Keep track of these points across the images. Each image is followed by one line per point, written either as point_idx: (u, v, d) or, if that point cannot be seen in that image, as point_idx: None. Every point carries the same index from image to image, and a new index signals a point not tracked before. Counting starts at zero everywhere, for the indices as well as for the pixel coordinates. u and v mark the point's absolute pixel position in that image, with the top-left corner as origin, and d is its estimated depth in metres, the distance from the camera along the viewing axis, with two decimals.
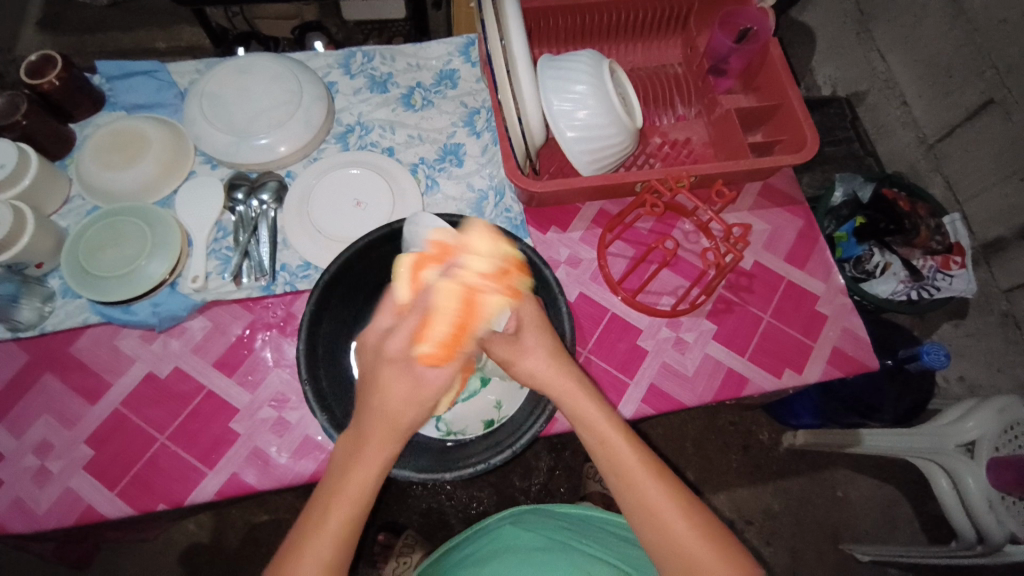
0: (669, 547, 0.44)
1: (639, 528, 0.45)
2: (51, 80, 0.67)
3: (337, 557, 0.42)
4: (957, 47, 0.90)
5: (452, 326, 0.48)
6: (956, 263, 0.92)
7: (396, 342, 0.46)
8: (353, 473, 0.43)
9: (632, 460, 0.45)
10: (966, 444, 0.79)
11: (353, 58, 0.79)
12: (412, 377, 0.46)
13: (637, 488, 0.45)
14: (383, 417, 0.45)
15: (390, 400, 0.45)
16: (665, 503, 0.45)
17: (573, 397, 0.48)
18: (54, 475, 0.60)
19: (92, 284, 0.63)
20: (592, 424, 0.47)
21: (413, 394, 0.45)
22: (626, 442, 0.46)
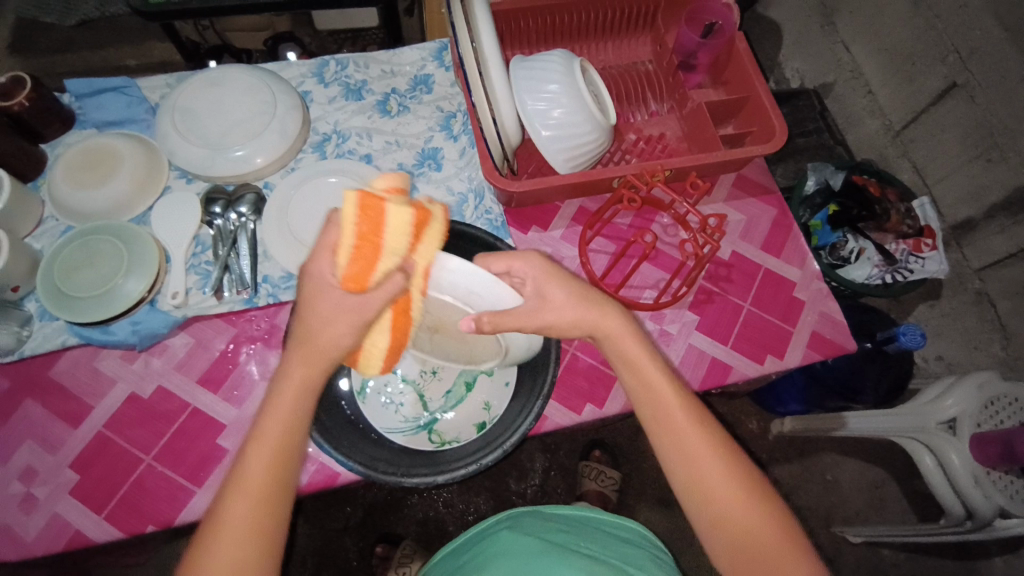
0: (713, 506, 0.46)
1: (685, 489, 0.48)
2: (21, 101, 0.66)
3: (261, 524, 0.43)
4: (919, 35, 0.93)
5: (353, 241, 0.40)
6: (927, 246, 0.94)
7: (316, 262, 0.43)
8: (272, 423, 0.44)
9: (669, 399, 0.48)
10: (947, 421, 0.81)
11: (326, 67, 0.79)
12: (327, 294, 0.43)
13: (690, 452, 0.47)
14: (307, 352, 0.44)
15: (308, 331, 0.44)
16: (699, 442, 0.47)
17: (620, 340, 0.49)
18: (41, 501, 0.59)
19: (70, 305, 0.61)
20: (653, 389, 0.49)
21: (329, 319, 0.43)
22: (681, 411, 0.48)
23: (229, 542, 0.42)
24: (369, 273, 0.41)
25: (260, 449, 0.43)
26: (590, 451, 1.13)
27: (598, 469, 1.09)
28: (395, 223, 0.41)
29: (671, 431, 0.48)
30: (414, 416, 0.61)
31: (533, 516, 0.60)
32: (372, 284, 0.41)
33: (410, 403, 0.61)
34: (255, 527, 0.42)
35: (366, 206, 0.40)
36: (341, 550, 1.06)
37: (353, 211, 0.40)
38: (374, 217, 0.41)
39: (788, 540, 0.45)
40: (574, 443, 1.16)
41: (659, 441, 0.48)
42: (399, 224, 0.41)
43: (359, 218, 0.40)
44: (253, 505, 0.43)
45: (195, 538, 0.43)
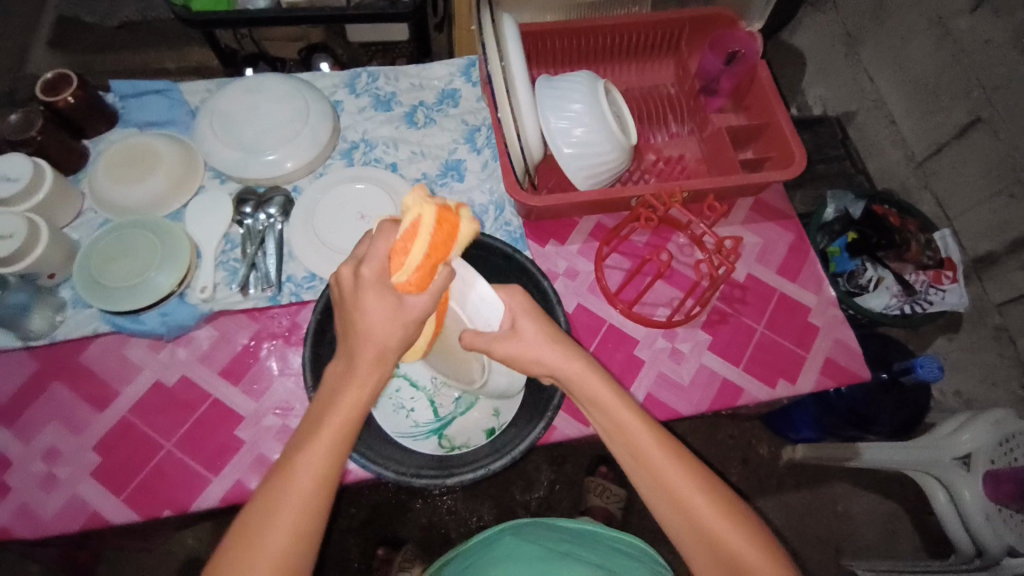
0: (706, 548, 0.44)
1: (683, 539, 0.45)
2: (67, 97, 0.70)
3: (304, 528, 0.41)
4: (944, 67, 0.93)
5: (425, 249, 0.45)
6: (948, 278, 0.94)
7: (370, 266, 0.45)
8: (331, 418, 0.43)
9: (642, 434, 0.46)
10: (962, 457, 0.80)
11: (358, 78, 0.82)
12: (392, 298, 0.45)
13: (674, 492, 0.45)
14: (371, 348, 0.44)
15: (371, 326, 0.44)
16: (683, 480, 0.45)
17: (583, 377, 0.48)
18: (63, 480, 0.61)
19: (104, 294, 0.64)
20: (626, 428, 0.47)
21: (393, 318, 0.45)
22: (659, 449, 0.45)
23: (273, 540, 0.40)
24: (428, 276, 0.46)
25: (316, 447, 0.42)
26: (596, 467, 1.13)
27: (603, 485, 1.08)
28: (461, 238, 0.48)
29: (651, 471, 0.45)
30: (425, 421, 0.62)
31: (536, 526, 0.60)
32: (437, 285, 0.47)
33: (421, 408, 0.63)
34: (299, 531, 0.41)
35: (442, 220, 0.47)
36: (343, 550, 1.07)
37: (431, 222, 0.46)
38: (449, 228, 0.47)
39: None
40: (580, 457, 1.16)
41: (642, 482, 0.46)
42: (466, 236, 0.48)
43: (434, 228, 0.46)
44: (300, 504, 0.41)
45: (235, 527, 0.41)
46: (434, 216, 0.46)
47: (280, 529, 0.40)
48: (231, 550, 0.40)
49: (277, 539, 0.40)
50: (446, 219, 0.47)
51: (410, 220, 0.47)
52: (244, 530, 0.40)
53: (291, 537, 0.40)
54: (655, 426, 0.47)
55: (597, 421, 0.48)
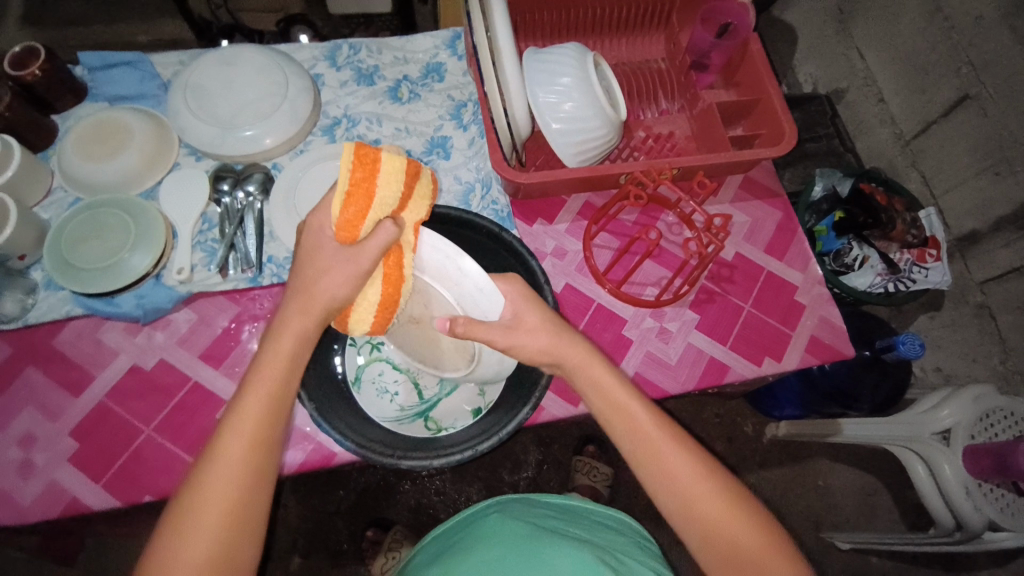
0: (696, 521, 0.46)
1: (672, 509, 0.47)
2: (34, 71, 0.66)
3: (259, 460, 0.43)
4: (934, 44, 0.92)
5: (351, 188, 0.46)
6: (931, 256, 0.95)
7: (321, 214, 0.48)
8: (270, 360, 0.45)
9: (632, 410, 0.49)
10: (941, 432, 0.82)
11: (338, 51, 0.79)
12: (333, 241, 0.47)
13: (668, 466, 0.47)
14: (304, 298, 0.47)
15: (312, 279, 0.47)
16: (670, 450, 0.47)
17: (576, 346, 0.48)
18: (39, 467, 0.60)
19: (77, 276, 0.62)
20: (617, 403, 0.49)
21: (341, 264, 0.47)
22: (654, 425, 0.48)
23: (228, 471, 0.42)
24: (360, 221, 0.47)
25: (259, 386, 0.44)
26: (584, 446, 1.14)
27: (592, 464, 1.09)
28: (387, 173, 0.47)
29: (647, 446, 0.48)
30: (410, 405, 0.61)
31: (521, 503, 0.60)
32: (378, 241, 0.47)
33: (405, 392, 0.62)
34: (254, 463, 0.43)
35: (363, 157, 0.46)
36: (333, 532, 1.07)
37: (349, 161, 0.46)
38: (370, 166, 0.46)
39: (776, 549, 0.44)
40: (568, 438, 1.17)
41: (637, 461, 0.48)
42: (392, 174, 0.47)
43: (354, 166, 0.46)
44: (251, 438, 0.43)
45: (193, 470, 0.43)
46: (353, 152, 0.46)
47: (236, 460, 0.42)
48: (187, 490, 0.42)
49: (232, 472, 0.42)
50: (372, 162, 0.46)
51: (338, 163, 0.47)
52: (200, 466, 0.43)
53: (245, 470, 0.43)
54: (652, 410, 0.49)
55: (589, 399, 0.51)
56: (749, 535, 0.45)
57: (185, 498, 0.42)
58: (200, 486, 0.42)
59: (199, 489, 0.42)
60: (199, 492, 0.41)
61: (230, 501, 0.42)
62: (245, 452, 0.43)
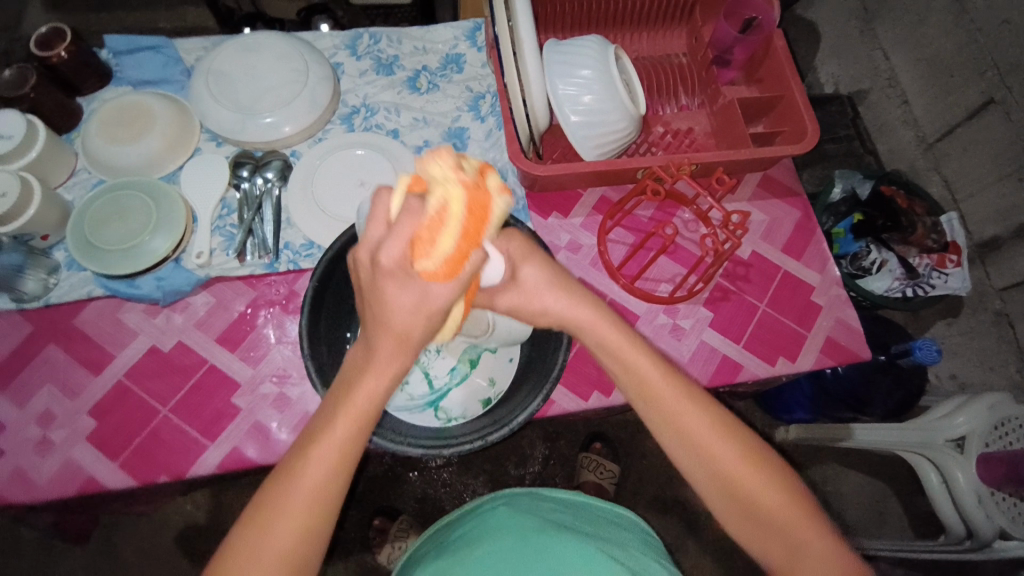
0: (736, 501, 0.43)
1: (697, 475, 0.45)
2: (59, 53, 0.67)
3: (315, 525, 0.38)
4: (960, 45, 0.90)
5: (459, 237, 0.39)
6: (952, 261, 0.93)
7: (392, 252, 0.38)
8: (349, 407, 0.39)
9: (649, 373, 0.46)
10: (956, 440, 0.80)
11: (359, 40, 0.79)
12: (417, 288, 0.39)
13: (707, 449, 0.44)
14: (391, 334, 0.40)
15: (392, 312, 0.39)
16: (690, 413, 0.45)
17: (590, 326, 0.48)
18: (57, 444, 0.61)
19: (99, 258, 0.63)
20: (632, 368, 0.47)
21: (419, 307, 0.39)
22: (669, 384, 0.46)
23: (286, 527, 0.37)
24: (460, 266, 0.40)
25: (333, 436, 0.39)
26: (591, 443, 1.14)
27: (597, 461, 1.10)
28: (494, 214, 0.41)
29: (677, 428, 0.45)
30: (420, 394, 0.62)
31: (530, 497, 0.60)
32: (467, 273, 0.40)
33: (416, 381, 0.62)
34: (312, 529, 0.38)
35: (473, 200, 0.40)
36: (339, 519, 1.08)
37: (459, 205, 0.39)
38: (479, 207, 0.40)
39: (818, 527, 0.42)
40: (575, 434, 1.17)
41: (659, 428, 0.46)
42: (499, 214, 0.42)
43: (466, 215, 0.39)
44: (311, 499, 0.38)
45: (247, 512, 0.38)
46: (460, 194, 0.40)
47: (293, 516, 0.38)
48: (242, 538, 0.38)
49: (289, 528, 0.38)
50: (476, 203, 0.40)
51: (434, 202, 0.39)
52: (255, 519, 0.38)
53: (302, 535, 0.38)
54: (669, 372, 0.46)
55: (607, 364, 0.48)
56: (791, 516, 0.42)
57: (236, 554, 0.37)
58: (253, 545, 0.37)
59: (254, 543, 0.37)
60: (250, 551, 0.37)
61: (283, 561, 0.37)
62: (306, 506, 0.38)
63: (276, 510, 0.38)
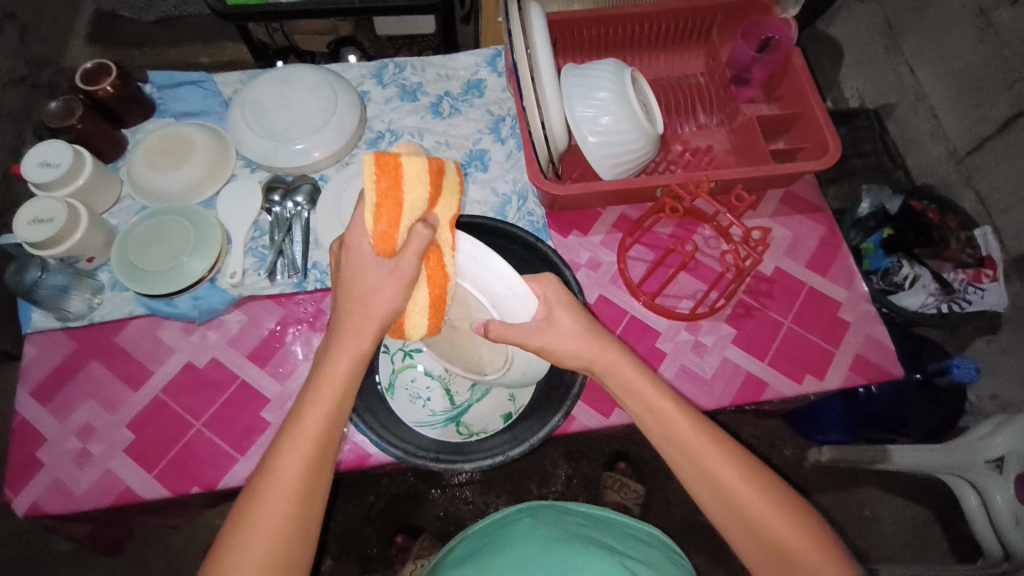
0: (759, 543, 0.45)
1: (724, 523, 0.46)
2: (106, 87, 0.72)
3: (300, 506, 0.43)
4: (987, 60, 0.89)
5: (376, 200, 0.43)
6: (988, 277, 0.90)
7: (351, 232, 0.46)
8: (322, 390, 0.45)
9: (675, 418, 0.48)
10: (996, 462, 0.77)
11: (385, 69, 0.83)
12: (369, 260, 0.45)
13: (730, 491, 0.46)
14: (356, 310, 0.46)
15: (356, 289, 0.45)
16: (716, 459, 0.46)
17: (616, 366, 0.49)
18: (96, 456, 0.64)
19: (140, 278, 0.66)
20: (660, 413, 0.48)
21: (384, 280, 0.45)
22: (694, 430, 0.47)
23: (278, 496, 0.42)
24: (394, 231, 0.44)
25: (311, 417, 0.44)
26: (615, 463, 1.13)
27: (621, 481, 1.08)
28: (411, 175, 0.44)
29: (704, 474, 0.46)
30: (441, 410, 0.62)
31: (553, 510, 0.60)
32: (406, 242, 0.44)
33: (437, 397, 0.63)
34: (306, 493, 0.43)
35: (383, 164, 0.43)
36: (363, 538, 1.09)
37: (371, 171, 0.43)
38: (393, 171, 0.44)
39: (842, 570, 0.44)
40: (599, 453, 1.15)
41: (687, 475, 0.47)
42: (415, 173, 0.45)
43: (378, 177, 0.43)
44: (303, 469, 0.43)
45: (246, 488, 0.43)
46: (373, 162, 0.43)
47: (285, 486, 0.43)
48: (242, 509, 0.42)
49: (282, 498, 0.42)
50: (393, 170, 0.44)
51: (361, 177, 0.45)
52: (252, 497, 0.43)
53: (288, 513, 0.42)
54: (696, 418, 0.48)
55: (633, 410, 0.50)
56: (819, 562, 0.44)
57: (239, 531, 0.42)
58: (254, 520, 0.42)
59: (252, 516, 0.42)
60: (251, 525, 0.42)
61: (280, 527, 0.42)
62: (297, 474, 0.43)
63: (270, 482, 0.43)
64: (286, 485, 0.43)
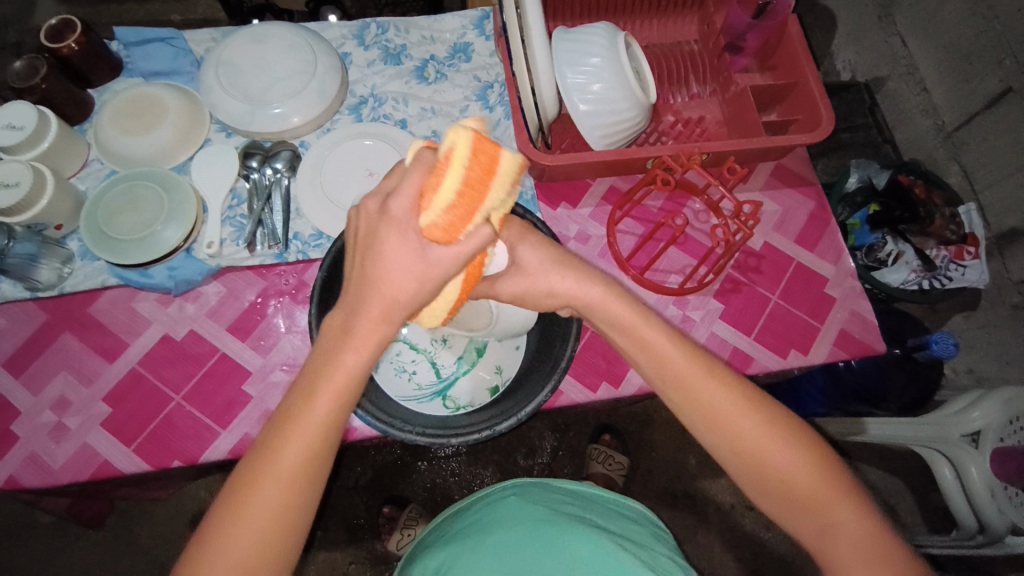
0: (767, 481, 0.43)
1: (730, 461, 0.44)
2: (71, 44, 0.67)
3: (292, 505, 0.37)
4: (979, 33, 0.88)
5: (459, 186, 0.37)
6: (970, 253, 0.91)
7: (399, 201, 0.37)
8: (330, 383, 0.37)
9: (671, 355, 0.45)
10: (970, 434, 0.79)
11: (367, 30, 0.79)
12: (414, 246, 0.37)
13: (734, 429, 0.43)
14: (378, 301, 0.37)
15: (385, 272, 0.37)
16: (718, 394, 0.44)
17: (603, 305, 0.47)
18: (72, 430, 0.62)
19: (112, 247, 0.64)
20: (658, 354, 0.45)
21: (414, 268, 0.38)
22: (693, 366, 0.45)
23: (270, 492, 0.37)
24: (462, 224, 0.38)
25: (316, 411, 0.37)
26: (600, 435, 1.14)
27: (607, 453, 1.10)
28: (504, 172, 0.38)
29: (707, 413, 0.44)
30: (428, 383, 0.62)
31: (540, 488, 0.60)
32: (469, 243, 0.38)
33: (423, 370, 0.63)
34: (290, 508, 0.37)
35: (479, 149, 0.37)
36: (350, 508, 1.10)
37: (464, 152, 0.37)
38: (487, 164, 0.38)
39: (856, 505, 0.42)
40: (584, 425, 1.17)
41: (686, 416, 0.45)
42: (508, 172, 0.38)
43: (470, 161, 0.37)
44: (290, 480, 0.37)
45: (235, 473, 0.38)
46: (469, 144, 0.37)
47: (279, 482, 0.37)
48: (228, 497, 0.37)
49: (273, 495, 0.37)
50: (488, 159, 0.38)
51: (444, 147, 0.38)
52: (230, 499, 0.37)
53: (279, 511, 0.37)
54: (694, 354, 0.45)
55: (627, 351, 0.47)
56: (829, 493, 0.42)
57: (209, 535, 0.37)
58: (243, 510, 0.37)
59: (240, 509, 0.37)
60: (239, 514, 0.37)
61: (269, 525, 0.37)
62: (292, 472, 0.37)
63: (263, 475, 0.37)
64: (281, 480, 0.37)
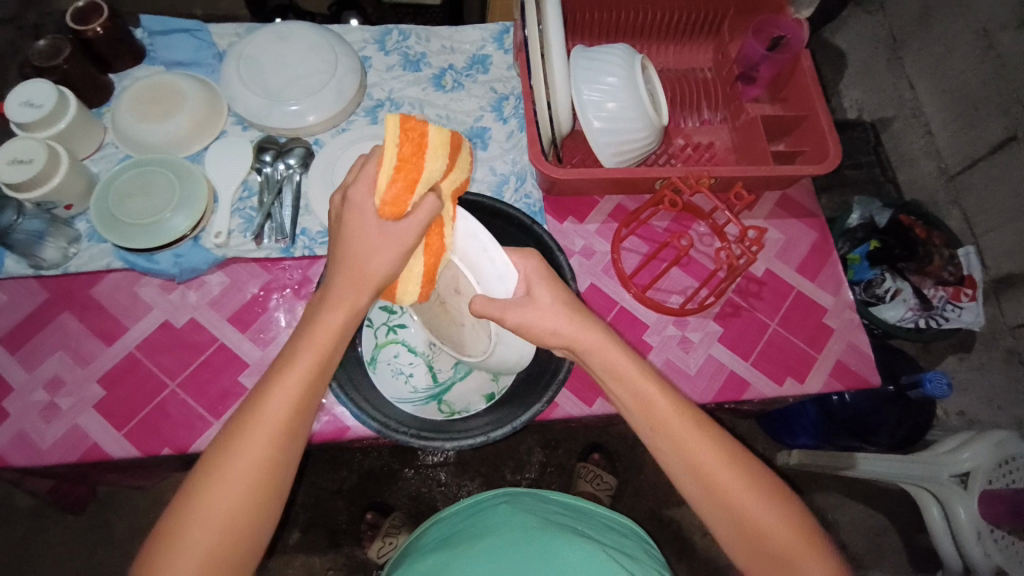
0: (738, 529, 0.43)
1: (704, 507, 0.44)
2: (95, 28, 0.68)
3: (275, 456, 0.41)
4: (986, 80, 0.90)
5: (396, 160, 0.43)
6: (967, 296, 0.91)
7: (357, 189, 0.45)
8: (311, 343, 0.43)
9: (653, 395, 0.46)
10: (959, 475, 0.79)
11: (388, 35, 0.80)
12: (375, 221, 0.44)
13: (710, 473, 0.44)
14: (356, 277, 0.45)
15: (365, 259, 0.45)
16: (696, 439, 0.44)
17: (599, 347, 0.47)
18: (63, 411, 0.62)
19: (120, 230, 0.64)
20: (641, 394, 0.46)
21: (381, 240, 0.44)
22: (675, 409, 0.45)
23: (255, 442, 0.40)
24: (408, 197, 0.44)
25: (297, 365, 0.42)
26: (589, 453, 1.14)
27: (595, 472, 1.09)
28: (434, 143, 0.44)
29: (684, 455, 0.44)
30: (423, 387, 0.61)
31: (532, 497, 0.60)
32: (420, 212, 0.44)
33: (420, 374, 0.62)
34: (274, 459, 0.41)
35: (408, 128, 0.43)
36: (334, 512, 1.09)
37: (395, 133, 0.43)
38: (416, 137, 0.43)
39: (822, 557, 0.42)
40: (574, 442, 1.16)
41: (663, 457, 0.45)
42: (440, 142, 0.44)
43: (400, 140, 0.43)
44: (275, 430, 0.41)
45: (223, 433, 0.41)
46: (398, 123, 0.43)
47: (263, 434, 0.41)
48: (216, 453, 0.40)
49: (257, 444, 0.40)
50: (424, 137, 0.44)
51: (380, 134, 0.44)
52: (222, 449, 0.40)
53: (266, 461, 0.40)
54: (675, 397, 0.46)
55: (610, 387, 0.48)
56: (797, 545, 0.42)
57: (204, 482, 0.39)
58: (227, 463, 0.40)
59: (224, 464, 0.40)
60: (224, 468, 0.40)
61: (253, 474, 0.40)
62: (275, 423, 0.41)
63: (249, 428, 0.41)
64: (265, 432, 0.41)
